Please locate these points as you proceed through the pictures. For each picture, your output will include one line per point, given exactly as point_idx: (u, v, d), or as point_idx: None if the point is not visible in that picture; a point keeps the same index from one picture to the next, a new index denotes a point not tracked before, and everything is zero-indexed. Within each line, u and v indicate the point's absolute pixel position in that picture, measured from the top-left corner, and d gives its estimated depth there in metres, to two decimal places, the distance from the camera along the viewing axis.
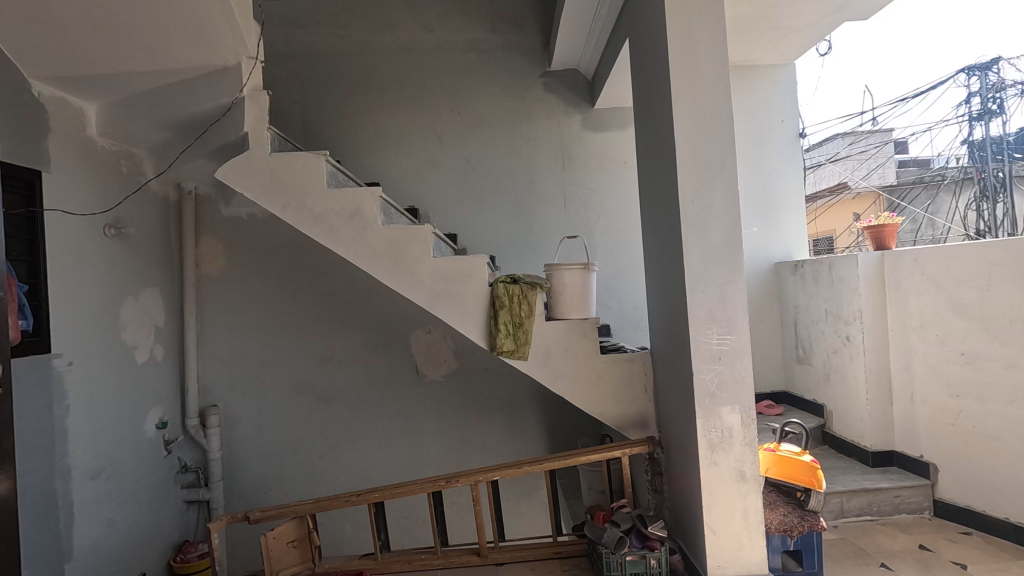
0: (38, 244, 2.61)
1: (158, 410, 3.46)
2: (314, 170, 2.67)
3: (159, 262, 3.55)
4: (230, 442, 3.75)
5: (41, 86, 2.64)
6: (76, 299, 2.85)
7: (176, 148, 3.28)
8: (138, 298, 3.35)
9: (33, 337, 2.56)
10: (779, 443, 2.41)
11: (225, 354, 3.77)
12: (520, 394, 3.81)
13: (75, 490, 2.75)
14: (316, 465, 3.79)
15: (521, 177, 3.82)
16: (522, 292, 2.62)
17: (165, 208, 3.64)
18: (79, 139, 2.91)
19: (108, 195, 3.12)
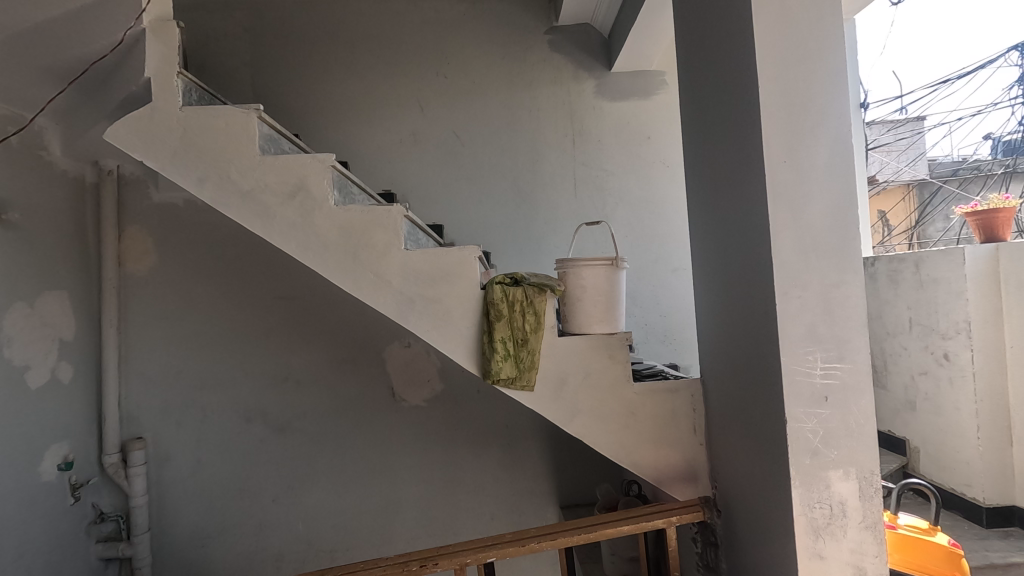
0: None
1: (61, 446, 2.72)
2: (243, 131, 1.95)
3: (64, 259, 2.80)
4: (161, 483, 3.00)
5: None
6: None
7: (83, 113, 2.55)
8: (32, 304, 2.59)
9: None
10: (896, 516, 1.71)
11: (155, 375, 3.02)
12: (521, 421, 3.09)
13: None
14: (267, 512, 3.03)
15: (521, 155, 3.11)
16: (528, 297, 1.91)
17: (76, 191, 2.89)
18: None
19: None
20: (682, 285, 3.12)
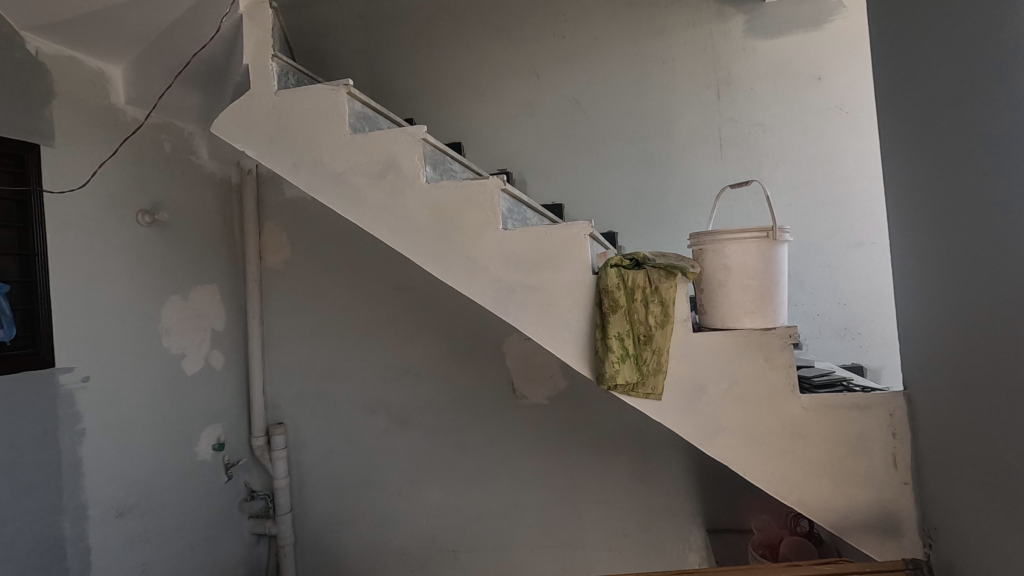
0: (34, 234, 2.12)
1: (215, 428, 2.94)
2: (333, 110, 1.80)
3: (215, 254, 3.00)
4: (300, 467, 3.14)
5: (40, 41, 2.15)
6: (95, 300, 2.34)
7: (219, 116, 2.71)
8: (186, 296, 2.81)
9: (26, 350, 2.08)
10: None
11: (292, 363, 3.14)
12: (655, 428, 2.66)
13: (94, 533, 2.27)
14: (391, 505, 3.01)
15: (652, 116, 2.65)
16: (652, 283, 1.50)
17: (223, 190, 3.09)
18: (102, 109, 2.41)
19: (140, 174, 2.58)
20: (869, 263, 2.42)
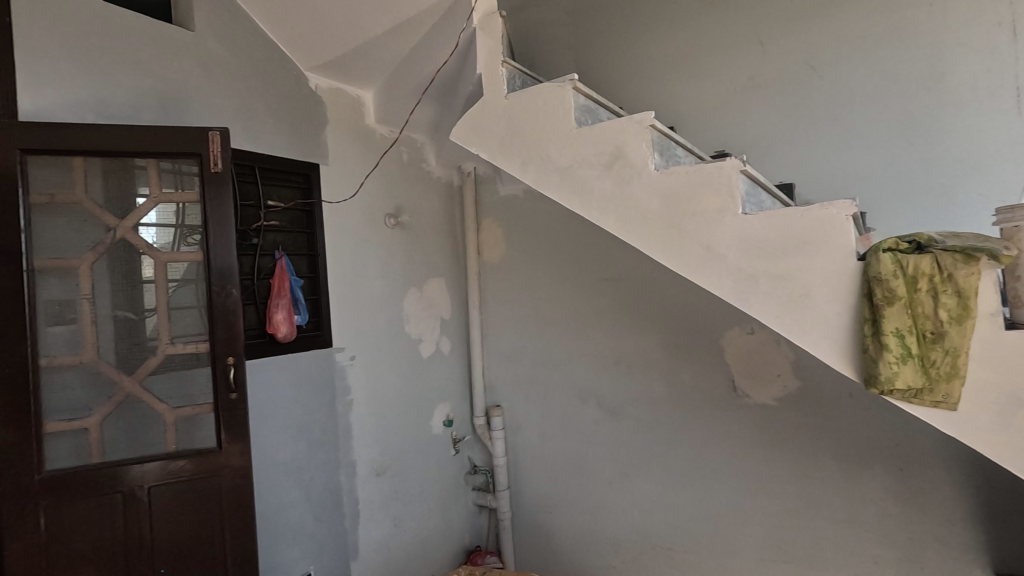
0: (316, 238, 2.62)
1: (445, 406, 3.28)
2: (559, 107, 1.85)
3: (442, 250, 3.34)
4: (516, 448, 3.35)
5: (317, 78, 2.66)
6: (359, 291, 2.78)
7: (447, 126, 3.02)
8: (421, 288, 3.17)
9: (313, 332, 2.56)
10: None
11: (508, 351, 3.36)
12: (920, 443, 2.24)
13: (361, 487, 2.72)
14: (603, 494, 3.05)
15: (917, 71, 2.21)
16: (943, 270, 1.25)
17: (447, 192, 3.42)
18: (359, 130, 2.85)
19: (387, 183, 2.99)
20: None
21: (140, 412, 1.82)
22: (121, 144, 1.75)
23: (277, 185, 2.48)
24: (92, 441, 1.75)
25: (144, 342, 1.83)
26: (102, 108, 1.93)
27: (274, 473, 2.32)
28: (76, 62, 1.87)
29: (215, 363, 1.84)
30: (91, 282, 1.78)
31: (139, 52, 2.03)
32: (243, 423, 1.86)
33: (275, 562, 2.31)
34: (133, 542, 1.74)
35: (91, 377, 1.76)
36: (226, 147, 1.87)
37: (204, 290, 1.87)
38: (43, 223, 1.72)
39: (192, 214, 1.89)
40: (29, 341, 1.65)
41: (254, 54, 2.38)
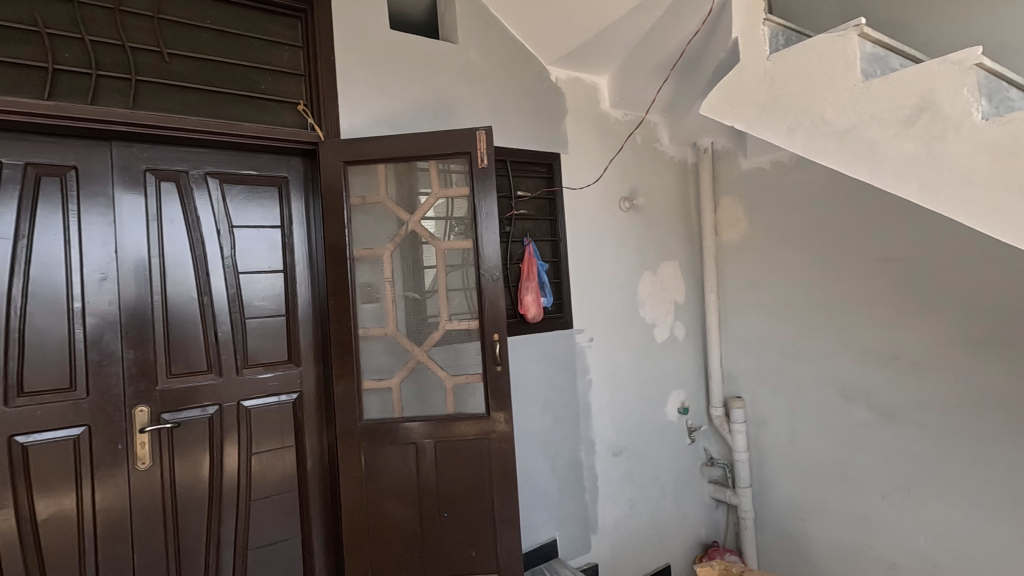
0: (558, 224, 2.76)
1: (679, 394, 3.15)
2: (839, 60, 1.49)
3: (676, 232, 3.20)
4: (760, 444, 3.09)
5: (556, 70, 2.77)
6: (596, 275, 2.84)
7: (688, 99, 2.93)
8: (656, 272, 3.09)
9: (556, 313, 2.72)
10: None
11: (751, 339, 3.10)
12: None
13: (599, 465, 2.80)
14: (873, 509, 2.63)
15: None
16: None
17: (681, 171, 3.26)
18: (595, 116, 2.90)
19: (621, 166, 2.99)
20: None
21: (426, 378, 2.11)
22: (412, 149, 2.07)
23: (524, 176, 2.69)
24: (392, 399, 2.10)
25: (427, 319, 2.11)
26: (391, 119, 2.28)
27: (525, 441, 2.54)
28: (375, 83, 2.24)
29: (483, 339, 2.08)
30: (390, 267, 2.11)
31: (417, 67, 2.35)
32: (506, 393, 2.08)
33: (528, 523, 2.52)
34: (424, 486, 2.06)
35: (390, 346, 2.10)
36: (490, 145, 2.08)
37: (473, 274, 2.11)
38: (357, 219, 2.10)
39: (462, 206, 2.13)
40: (351, 316, 2.06)
41: (502, 55, 2.58)
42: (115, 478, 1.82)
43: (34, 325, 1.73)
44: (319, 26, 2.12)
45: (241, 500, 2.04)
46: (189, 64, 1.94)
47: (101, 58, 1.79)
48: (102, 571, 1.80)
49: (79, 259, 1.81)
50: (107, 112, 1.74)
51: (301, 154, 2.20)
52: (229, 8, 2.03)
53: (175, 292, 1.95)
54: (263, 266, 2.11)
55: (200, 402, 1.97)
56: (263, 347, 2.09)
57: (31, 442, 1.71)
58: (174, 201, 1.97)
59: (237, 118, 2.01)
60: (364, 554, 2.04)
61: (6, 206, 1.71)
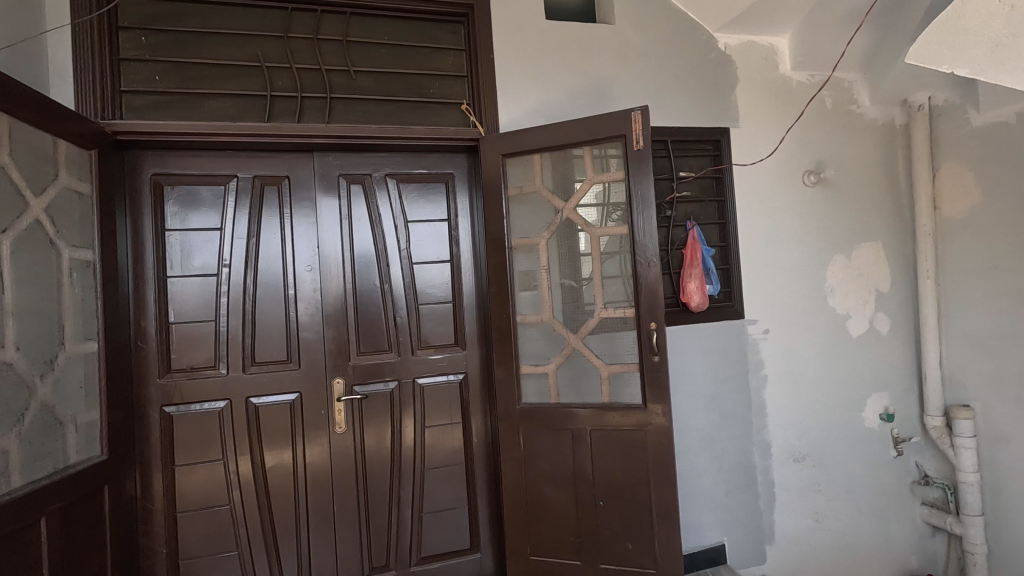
0: (727, 205, 2.53)
1: (882, 398, 2.68)
2: None
3: (879, 207, 2.70)
4: (996, 465, 2.50)
5: (725, 37, 2.53)
6: (772, 259, 2.55)
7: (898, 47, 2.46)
8: (850, 256, 2.66)
9: (725, 302, 2.52)
10: None
11: (985, 337, 2.50)
12: None
13: (776, 470, 2.53)
14: None
15: None
16: None
17: (887, 135, 2.74)
18: (772, 82, 2.60)
19: (804, 136, 2.63)
20: None
21: (581, 366, 2.11)
22: (567, 137, 2.07)
23: (687, 155, 2.53)
24: (549, 385, 2.14)
25: (583, 307, 2.11)
26: (547, 109, 2.30)
27: (688, 437, 2.40)
28: (532, 75, 2.29)
29: (640, 328, 2.01)
30: (546, 255, 2.14)
31: (574, 54, 2.33)
32: (664, 385, 1.98)
33: (690, 523, 2.40)
34: (580, 473, 2.07)
35: (547, 333, 2.15)
36: (647, 125, 1.99)
37: (630, 261, 2.05)
38: (515, 210, 2.17)
39: (617, 192, 2.07)
40: (510, 303, 2.15)
41: (663, 29, 2.44)
42: (319, 438, 2.16)
43: (263, 308, 2.12)
44: (480, 27, 2.23)
45: (416, 467, 2.26)
46: (371, 79, 2.18)
47: (304, 83, 2.11)
48: (311, 514, 2.15)
49: (292, 253, 2.17)
50: (309, 128, 2.05)
51: (465, 151, 2.34)
52: (403, 23, 2.24)
53: (362, 281, 2.23)
54: (433, 257, 2.31)
55: (382, 377, 2.23)
56: (434, 331, 2.29)
57: (261, 403, 2.10)
58: (360, 201, 2.24)
59: (410, 122, 2.21)
60: (522, 531, 2.12)
61: (242, 212, 2.11)
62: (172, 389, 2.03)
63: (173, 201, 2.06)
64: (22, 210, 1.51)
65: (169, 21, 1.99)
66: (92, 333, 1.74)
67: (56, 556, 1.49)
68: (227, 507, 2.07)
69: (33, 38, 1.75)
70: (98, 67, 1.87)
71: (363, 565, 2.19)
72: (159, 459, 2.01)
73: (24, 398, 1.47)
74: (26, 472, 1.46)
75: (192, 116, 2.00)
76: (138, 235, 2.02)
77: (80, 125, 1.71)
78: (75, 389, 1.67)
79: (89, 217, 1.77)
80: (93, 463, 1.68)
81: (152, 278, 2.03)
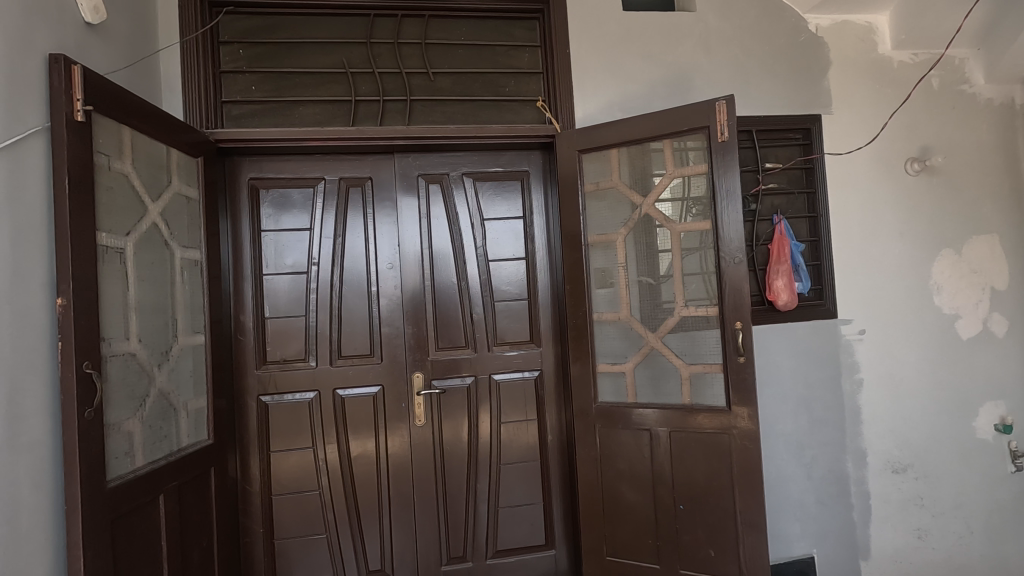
0: (818, 197, 2.38)
1: (998, 406, 2.42)
2: None
3: (995, 196, 2.44)
4: None
5: (817, 18, 2.37)
6: (868, 255, 2.37)
7: None
8: (960, 250, 2.42)
9: (816, 300, 2.37)
10: None
11: None
12: None
13: (873, 481, 2.35)
14: None
15: None
16: None
17: (1006, 116, 2.47)
18: (870, 63, 2.41)
19: (907, 121, 2.42)
20: None
21: (660, 365, 2.05)
22: (645, 131, 2.02)
23: (774, 146, 2.40)
24: (626, 384, 2.10)
25: (662, 305, 2.05)
26: (625, 102, 2.25)
27: (773, 442, 2.29)
28: (608, 68, 2.24)
29: (724, 327, 1.93)
30: (624, 252, 2.10)
31: (652, 44, 2.27)
32: (750, 387, 1.90)
33: (776, 532, 2.28)
34: (659, 475, 2.02)
35: (625, 331, 2.11)
36: (732, 115, 1.90)
37: (712, 257, 1.97)
38: (592, 206, 2.14)
39: (698, 185, 2.00)
40: (586, 300, 2.12)
41: (748, 14, 2.32)
42: (400, 430, 2.24)
43: (348, 304, 2.23)
44: (556, 21, 2.21)
45: (492, 462, 2.30)
46: (449, 79, 2.22)
47: (386, 86, 2.18)
48: (392, 502, 2.23)
49: (374, 251, 2.25)
50: (390, 130, 2.12)
51: (540, 148, 2.34)
52: (480, 22, 2.27)
53: (440, 278, 2.29)
54: (509, 254, 2.32)
55: (460, 373, 2.28)
56: (509, 328, 2.31)
57: (346, 395, 2.21)
58: (438, 200, 2.30)
59: (486, 121, 2.23)
60: (599, 530, 2.10)
61: (328, 213, 2.22)
62: (268, 380, 2.16)
63: (267, 203, 2.19)
64: (143, 213, 1.65)
65: (264, 34, 2.12)
66: (199, 326, 1.89)
67: (171, 530, 1.63)
68: (316, 493, 2.19)
69: (149, 57, 1.92)
70: (203, 79, 2.02)
71: (441, 554, 2.25)
72: (256, 444, 2.16)
73: (146, 384, 1.61)
74: (148, 453, 1.60)
75: (284, 122, 2.11)
76: (237, 235, 2.17)
77: (187, 135, 1.85)
78: (186, 377, 1.82)
79: (197, 219, 1.91)
80: (201, 447, 1.83)
81: (249, 276, 2.17)
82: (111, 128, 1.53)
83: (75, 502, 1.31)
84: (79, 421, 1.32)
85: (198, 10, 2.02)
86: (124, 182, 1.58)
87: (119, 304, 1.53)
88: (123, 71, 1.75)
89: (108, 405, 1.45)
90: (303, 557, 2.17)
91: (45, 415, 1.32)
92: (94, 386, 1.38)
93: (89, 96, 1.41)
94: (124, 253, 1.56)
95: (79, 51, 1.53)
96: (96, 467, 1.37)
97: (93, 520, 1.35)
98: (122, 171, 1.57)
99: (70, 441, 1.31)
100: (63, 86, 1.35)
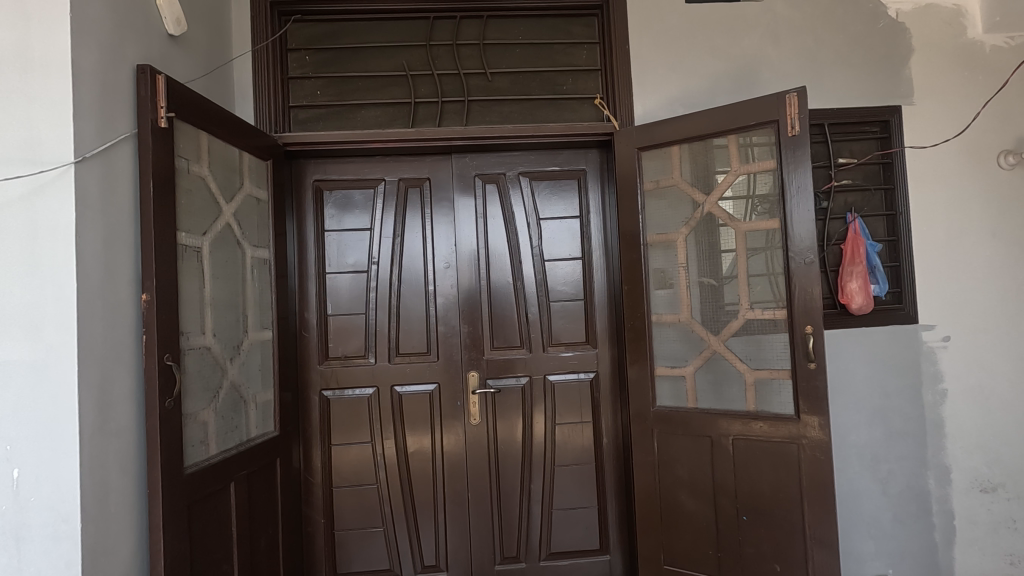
0: (898, 194, 2.22)
1: None
2: None
3: None
4: None
5: (897, 2, 2.22)
6: (955, 257, 2.20)
7: None
8: None
9: (895, 304, 2.21)
10: None
11: None
12: None
13: (958, 500, 2.18)
14: None
15: None
16: None
17: None
18: (958, 50, 2.23)
19: (1000, 111, 2.23)
20: None
21: (722, 370, 1.97)
22: (708, 127, 1.95)
23: (848, 140, 2.26)
24: (686, 388, 2.03)
25: (725, 307, 1.97)
26: (687, 98, 2.18)
27: (845, 454, 2.16)
28: (670, 64, 2.18)
29: (793, 331, 1.84)
30: (684, 252, 2.04)
31: (716, 37, 2.19)
32: (822, 395, 1.79)
33: (847, 549, 2.15)
34: (720, 483, 1.95)
35: (685, 334, 2.04)
36: (804, 107, 1.80)
37: (780, 258, 1.88)
38: (651, 206, 2.09)
39: (764, 183, 1.91)
40: (644, 301, 2.08)
41: (820, 1, 2.20)
42: (455, 428, 2.26)
43: (406, 303, 2.27)
44: (615, 17, 2.17)
45: (547, 463, 2.28)
46: (506, 79, 2.22)
47: (444, 88, 2.20)
48: (447, 499, 2.25)
49: (432, 251, 2.28)
50: (448, 130, 2.14)
51: (598, 146, 2.30)
52: (538, 21, 2.26)
53: (496, 277, 2.29)
54: (565, 254, 2.30)
55: (515, 373, 2.27)
56: (565, 328, 2.29)
57: (404, 392, 2.25)
58: (495, 200, 2.30)
59: (544, 120, 2.22)
60: (657, 538, 2.05)
61: (388, 214, 2.27)
62: (330, 376, 2.23)
63: (331, 204, 2.26)
64: (218, 214, 1.74)
65: (329, 41, 2.19)
66: (267, 322, 1.97)
67: (241, 516, 1.71)
68: (375, 487, 2.24)
69: (225, 66, 2.02)
70: (273, 85, 2.11)
71: (495, 554, 2.25)
72: (318, 437, 2.23)
73: (220, 377, 1.70)
74: (221, 442, 1.68)
75: (347, 125, 2.17)
76: (303, 236, 2.25)
77: (257, 139, 1.93)
78: (255, 370, 1.90)
79: (266, 220, 2.00)
80: (268, 438, 1.90)
81: (313, 274, 2.25)
82: (190, 133, 1.62)
83: (157, 487, 1.39)
84: (160, 409, 1.40)
85: (269, 19, 2.11)
86: (201, 185, 1.66)
87: (196, 300, 1.61)
88: (200, 79, 1.84)
89: (186, 395, 1.54)
90: (361, 549, 2.23)
91: (131, 404, 1.40)
92: (173, 377, 1.46)
93: (171, 103, 1.50)
94: (200, 252, 1.64)
95: (163, 62, 1.62)
96: (174, 454, 1.44)
97: (171, 504, 1.43)
98: (199, 174, 1.65)
99: (153, 428, 1.40)
100: (149, 94, 1.44)
